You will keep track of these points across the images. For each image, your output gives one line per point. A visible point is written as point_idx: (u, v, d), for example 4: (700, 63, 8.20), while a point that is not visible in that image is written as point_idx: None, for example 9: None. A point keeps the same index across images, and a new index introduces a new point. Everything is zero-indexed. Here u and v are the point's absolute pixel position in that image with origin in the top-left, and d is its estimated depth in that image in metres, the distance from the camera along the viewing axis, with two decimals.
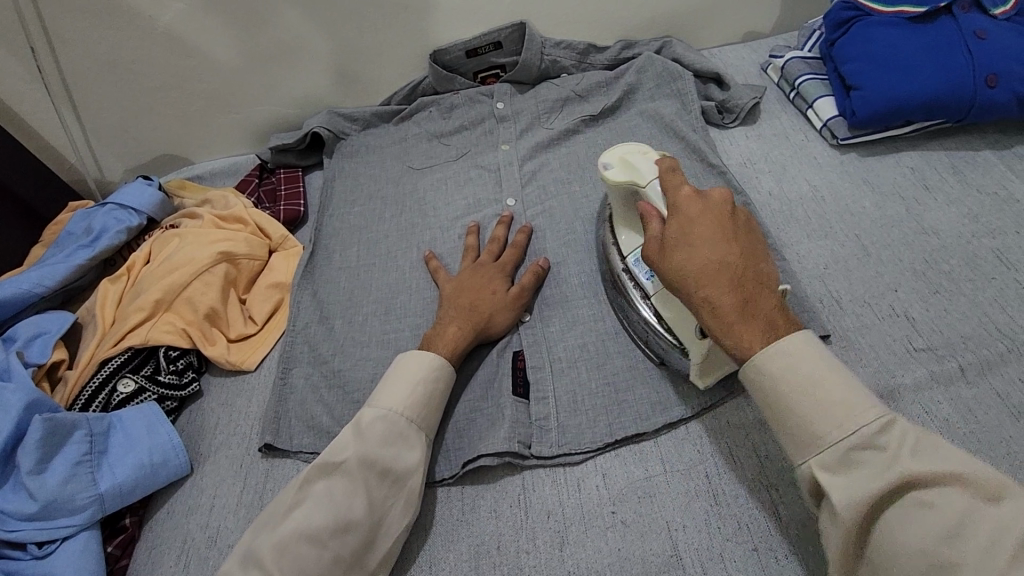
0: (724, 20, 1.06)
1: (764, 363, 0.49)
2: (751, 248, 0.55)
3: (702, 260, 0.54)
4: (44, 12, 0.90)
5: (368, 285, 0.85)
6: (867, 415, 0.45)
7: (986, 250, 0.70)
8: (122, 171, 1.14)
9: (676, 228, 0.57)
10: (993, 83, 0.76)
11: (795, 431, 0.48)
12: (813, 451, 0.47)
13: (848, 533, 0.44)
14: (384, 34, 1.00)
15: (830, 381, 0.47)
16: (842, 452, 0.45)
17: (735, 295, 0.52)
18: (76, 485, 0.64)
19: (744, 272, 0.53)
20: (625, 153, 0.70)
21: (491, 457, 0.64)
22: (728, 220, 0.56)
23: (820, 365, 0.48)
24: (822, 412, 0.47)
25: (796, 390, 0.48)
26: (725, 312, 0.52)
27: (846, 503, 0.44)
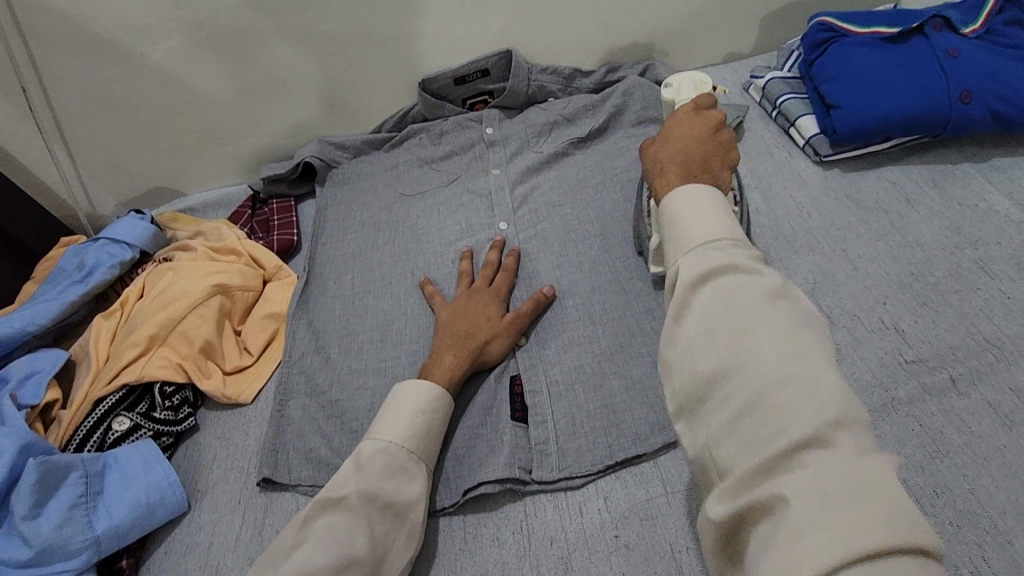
0: (705, 43, 1.09)
1: (672, 194, 0.51)
2: (713, 145, 0.58)
3: (671, 146, 0.58)
4: (35, 51, 0.92)
5: (364, 312, 0.85)
6: (733, 232, 0.46)
7: (969, 261, 0.72)
8: (114, 206, 1.14)
9: (665, 128, 0.62)
10: (967, 99, 0.78)
11: (674, 232, 0.49)
12: (685, 247, 0.47)
13: (686, 293, 0.44)
14: (373, 64, 1.01)
15: (716, 210, 0.48)
16: (704, 247, 0.46)
17: (679, 168, 0.55)
18: (72, 529, 0.63)
19: (698, 155, 0.56)
20: (686, 79, 0.79)
21: (492, 484, 0.64)
22: (711, 126, 0.60)
23: (716, 195, 0.49)
24: (706, 218, 0.48)
25: (687, 213, 0.49)
26: (667, 176, 0.55)
27: (691, 273, 0.45)
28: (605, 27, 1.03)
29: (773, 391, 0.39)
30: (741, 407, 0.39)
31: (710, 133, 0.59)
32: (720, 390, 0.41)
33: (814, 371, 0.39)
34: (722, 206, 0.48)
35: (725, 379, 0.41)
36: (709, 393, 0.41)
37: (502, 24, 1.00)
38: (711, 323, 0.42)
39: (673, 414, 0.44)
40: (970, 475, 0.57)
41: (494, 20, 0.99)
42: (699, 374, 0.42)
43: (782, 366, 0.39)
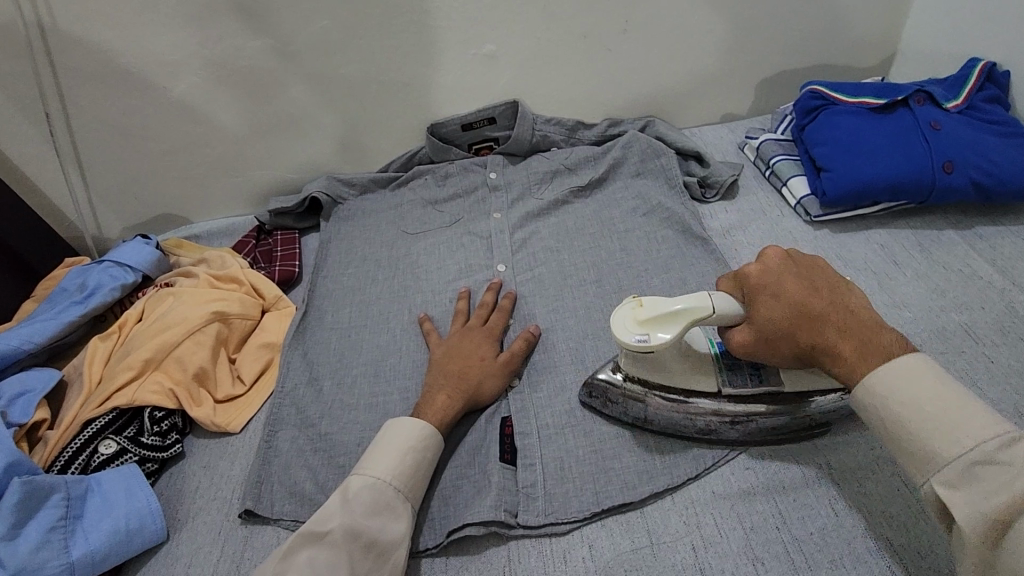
0: (703, 103, 1.14)
1: (900, 396, 0.52)
2: (829, 291, 0.59)
3: (807, 327, 0.58)
4: (62, 81, 0.96)
5: (360, 346, 0.86)
6: (989, 430, 0.48)
7: (955, 324, 0.73)
8: (120, 230, 1.16)
9: (767, 307, 0.60)
10: (949, 168, 0.82)
11: (923, 458, 0.50)
12: (937, 467, 0.49)
13: (978, 545, 0.47)
14: (386, 109, 1.06)
15: (949, 397, 0.51)
16: (966, 467, 0.48)
17: (853, 344, 0.56)
18: (49, 552, 0.61)
19: (837, 316, 0.57)
20: (638, 327, 0.63)
21: (476, 527, 0.63)
22: (798, 277, 0.61)
23: (937, 378, 0.52)
24: (945, 418, 0.50)
25: (925, 421, 0.51)
26: (849, 360, 0.56)
27: (969, 516, 0.47)
28: (609, 85, 1.08)
29: None
30: None
31: (811, 286, 0.60)
32: None
33: None
34: (960, 390, 0.51)
35: None
36: None
37: (511, 78, 1.05)
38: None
39: None
40: None
41: (502, 73, 1.04)
42: None
43: None
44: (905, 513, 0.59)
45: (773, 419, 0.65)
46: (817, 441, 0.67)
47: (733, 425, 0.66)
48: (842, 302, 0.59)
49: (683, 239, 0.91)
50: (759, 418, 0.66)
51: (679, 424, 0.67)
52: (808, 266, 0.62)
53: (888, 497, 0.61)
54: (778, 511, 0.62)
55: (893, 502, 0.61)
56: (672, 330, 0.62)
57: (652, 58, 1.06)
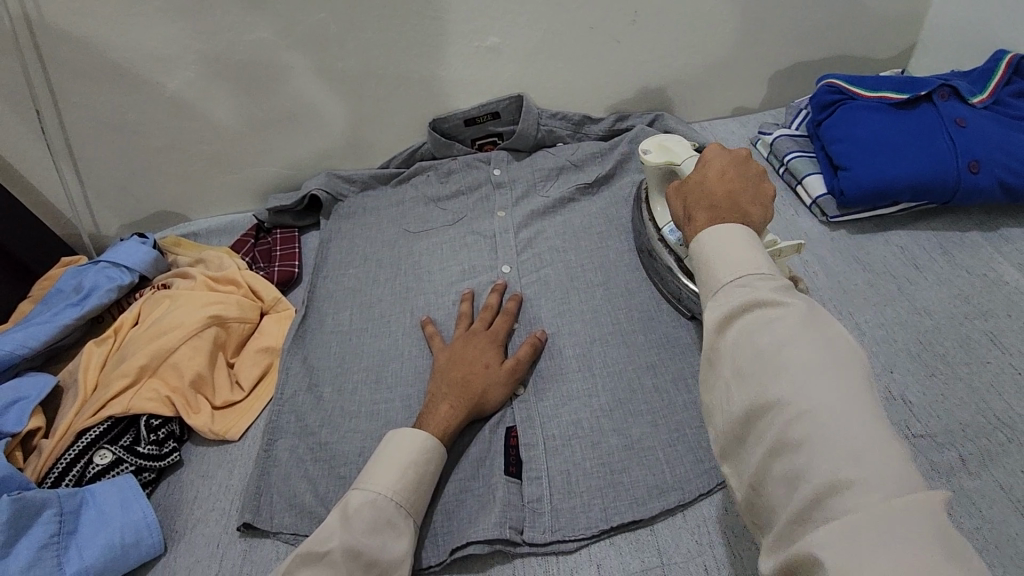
0: (714, 96, 1.11)
1: (708, 236, 0.51)
2: (739, 184, 0.57)
3: (692, 195, 0.59)
4: (53, 76, 0.93)
5: (361, 351, 0.83)
6: (764, 272, 0.48)
7: (979, 333, 0.71)
8: (118, 227, 1.14)
9: (688, 176, 0.61)
10: (976, 168, 0.78)
11: (704, 280, 0.51)
12: (712, 292, 0.49)
13: (711, 335, 0.47)
14: (386, 104, 1.02)
15: (748, 253, 0.49)
16: (732, 288, 0.48)
17: (707, 212, 0.56)
18: (41, 571, 0.60)
19: (719, 198, 0.56)
20: (661, 139, 0.77)
21: (481, 545, 0.61)
22: (732, 166, 0.59)
23: (749, 238, 0.50)
24: (736, 260, 0.49)
25: (724, 257, 0.49)
26: (696, 221, 0.56)
27: (716, 317, 0.47)
28: (617, 77, 1.05)
29: (852, 487, 0.37)
30: (808, 474, 0.39)
31: (730, 173, 0.58)
32: (774, 462, 0.42)
33: (824, 436, 0.40)
34: (764, 256, 0.49)
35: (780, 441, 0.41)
36: (747, 434, 0.44)
37: (516, 71, 1.01)
38: (745, 355, 0.45)
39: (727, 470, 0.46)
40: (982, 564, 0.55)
41: (507, 67, 1.00)
42: (736, 414, 0.44)
43: (820, 447, 0.39)
44: None
45: (667, 271, 0.78)
46: None
47: (648, 255, 0.82)
48: (742, 193, 0.57)
49: None
50: (659, 261, 0.79)
51: (640, 233, 0.84)
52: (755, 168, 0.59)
53: None
54: None
55: None
56: (660, 164, 0.76)
57: (662, 49, 1.02)
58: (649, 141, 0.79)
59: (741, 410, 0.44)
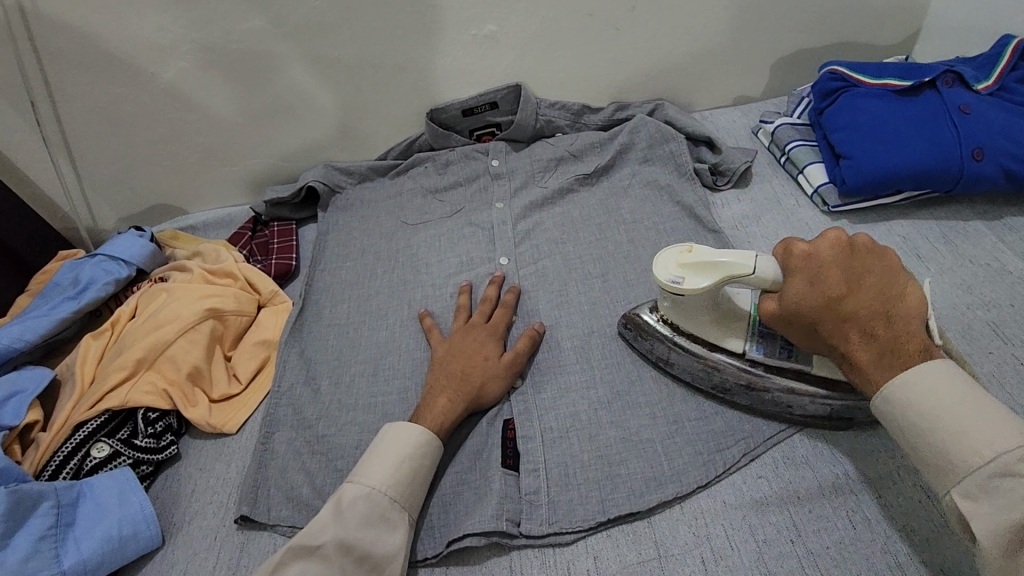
0: (714, 85, 1.09)
1: (912, 397, 0.52)
2: (875, 289, 0.57)
3: (838, 327, 0.57)
4: (48, 68, 0.92)
5: (358, 343, 0.83)
6: (1007, 439, 0.47)
7: (981, 323, 0.70)
8: (115, 221, 1.14)
9: (803, 293, 0.58)
10: (979, 156, 0.77)
11: (935, 464, 0.50)
12: (949, 474, 0.50)
13: (997, 556, 0.46)
14: (383, 94, 1.02)
15: (976, 409, 0.50)
16: (985, 478, 0.47)
17: (874, 348, 0.55)
18: (38, 562, 0.60)
19: (872, 319, 0.56)
20: (684, 268, 0.64)
21: (477, 537, 0.61)
22: (849, 263, 0.58)
23: (953, 381, 0.51)
24: (965, 437, 0.49)
25: (942, 423, 0.50)
26: (863, 361, 0.56)
27: (988, 528, 0.47)
28: (616, 66, 1.03)
29: None
30: None
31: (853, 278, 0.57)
32: None
33: None
34: (980, 399, 0.51)
35: None
36: None
37: (513, 59, 1.00)
38: None
39: None
40: None
41: (504, 56, 0.99)
42: None
43: None
44: (927, 527, 0.57)
45: (799, 397, 0.63)
46: (834, 449, 0.64)
47: (748, 389, 0.65)
48: (883, 300, 0.56)
49: (693, 230, 0.87)
50: (779, 391, 0.64)
51: (696, 372, 0.68)
52: (864, 255, 0.58)
53: (910, 509, 0.58)
54: (792, 522, 0.59)
55: (914, 514, 0.58)
56: (704, 281, 0.62)
57: (662, 37, 1.00)
58: (659, 267, 0.65)
59: None
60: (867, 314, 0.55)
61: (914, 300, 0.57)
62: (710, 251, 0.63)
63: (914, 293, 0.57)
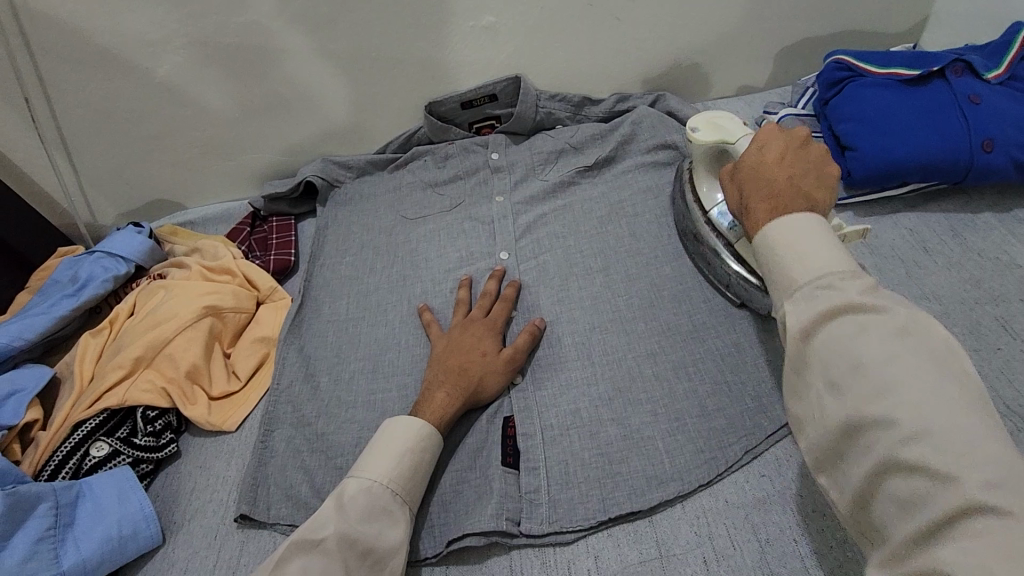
0: (718, 74, 1.07)
1: (772, 231, 0.48)
2: (802, 169, 0.53)
3: (749, 178, 0.55)
4: (41, 64, 0.91)
5: (357, 340, 0.82)
6: (837, 266, 0.44)
7: (990, 318, 0.69)
8: (114, 217, 1.13)
9: (743, 156, 0.57)
10: (989, 147, 0.76)
11: (778, 285, 0.47)
12: (785, 290, 0.46)
13: (795, 344, 0.44)
14: (381, 86, 1.00)
15: (823, 244, 0.46)
16: (809, 288, 0.44)
17: (767, 198, 0.51)
18: (38, 564, 0.60)
19: (779, 181, 0.52)
20: (710, 121, 0.73)
21: (477, 537, 0.61)
22: (792, 150, 0.54)
23: (813, 224, 0.47)
24: (802, 257, 0.45)
25: (788, 248, 0.46)
26: (753, 209, 0.52)
27: (800, 322, 0.43)
28: (617, 57, 1.02)
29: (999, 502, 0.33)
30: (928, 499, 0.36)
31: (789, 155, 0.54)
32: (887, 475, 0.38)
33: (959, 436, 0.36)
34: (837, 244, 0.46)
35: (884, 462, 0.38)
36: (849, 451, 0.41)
37: (512, 51, 0.98)
38: (830, 371, 0.42)
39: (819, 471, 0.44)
40: None
41: (504, 47, 0.97)
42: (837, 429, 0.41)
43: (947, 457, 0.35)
44: None
45: (714, 261, 0.75)
46: None
47: (694, 239, 0.79)
48: (801, 177, 0.52)
49: None
50: (707, 248, 0.76)
51: (682, 208, 0.81)
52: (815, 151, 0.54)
53: None
54: (794, 521, 0.58)
55: None
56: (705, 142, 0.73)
57: (664, 27, 0.98)
58: (698, 117, 0.74)
59: (841, 424, 0.41)
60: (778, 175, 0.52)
61: (823, 194, 0.51)
62: (731, 123, 0.72)
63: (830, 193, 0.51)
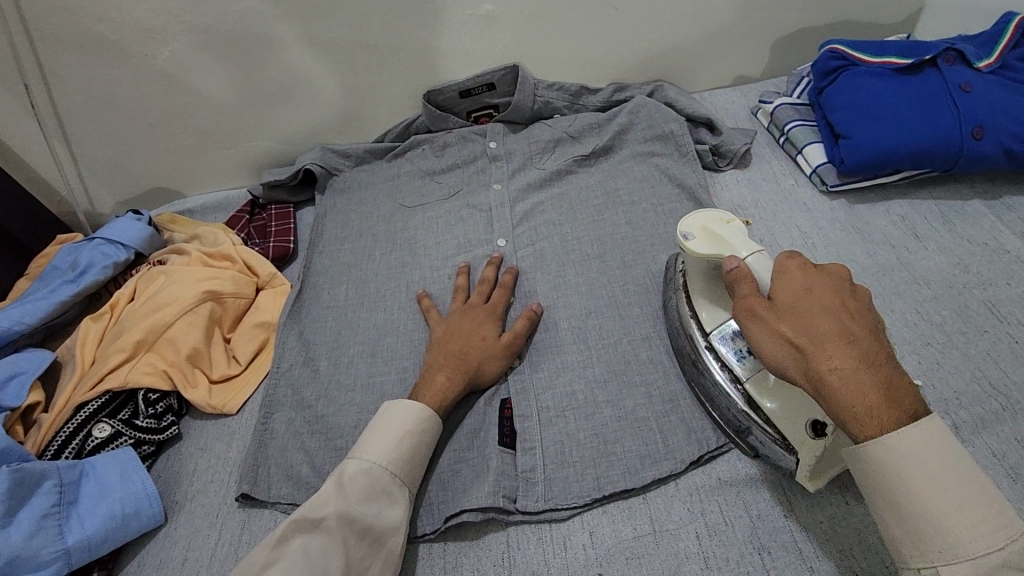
0: (714, 65, 1.08)
1: (903, 451, 0.45)
2: (873, 326, 0.51)
3: (821, 342, 0.49)
4: (40, 50, 0.91)
5: (356, 325, 0.83)
6: (997, 522, 0.42)
7: (978, 302, 0.70)
8: (113, 205, 1.14)
9: (797, 305, 0.52)
10: (979, 135, 0.77)
11: (918, 531, 0.44)
12: (939, 550, 0.43)
13: None
14: (379, 74, 1.00)
15: (958, 470, 0.44)
16: (980, 563, 0.42)
17: (875, 387, 0.47)
18: (43, 539, 0.61)
19: (870, 354, 0.48)
20: (706, 226, 0.63)
21: (474, 513, 0.62)
22: (845, 295, 0.51)
23: (945, 440, 0.45)
24: (954, 512, 0.43)
25: (932, 492, 0.44)
26: (861, 397, 0.47)
27: None
28: (615, 46, 1.02)
29: None
30: None
31: (848, 310, 0.51)
32: None
33: None
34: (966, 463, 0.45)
35: None
36: None
37: (510, 40, 0.99)
38: None
39: None
40: None
41: (501, 35, 0.98)
42: None
43: None
44: None
45: (722, 399, 0.63)
46: None
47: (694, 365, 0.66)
48: (878, 341, 0.50)
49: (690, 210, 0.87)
50: (712, 382, 0.64)
51: (676, 329, 0.70)
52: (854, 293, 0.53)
53: None
54: (785, 498, 0.60)
55: None
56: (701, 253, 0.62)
57: (661, 16, 0.99)
58: (692, 219, 0.65)
59: None
60: (870, 345, 0.49)
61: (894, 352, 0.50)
62: (732, 232, 0.61)
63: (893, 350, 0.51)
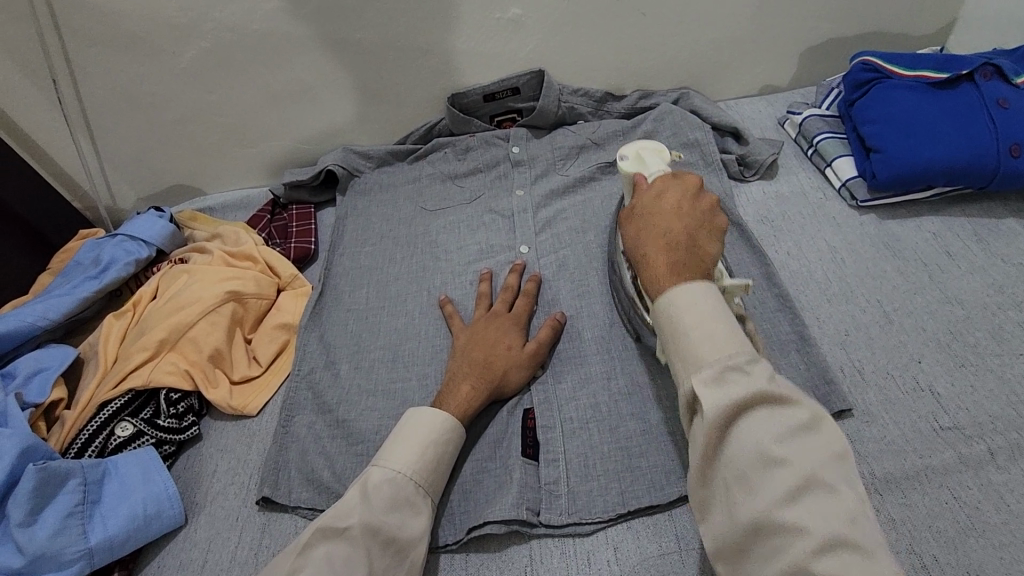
0: (742, 74, 1.07)
1: (673, 298, 0.51)
2: (696, 223, 0.57)
3: (648, 222, 0.59)
4: (70, 47, 0.92)
5: (378, 329, 0.83)
6: (737, 349, 0.47)
7: (1012, 324, 0.69)
8: (134, 201, 1.14)
9: (644, 201, 0.61)
10: (1016, 152, 0.76)
11: (683, 349, 0.49)
12: (693, 366, 0.48)
13: (710, 435, 0.45)
14: (403, 77, 1.00)
15: (721, 317, 0.49)
16: (719, 370, 0.47)
17: (667, 255, 0.55)
18: (66, 539, 0.61)
19: (677, 235, 0.56)
20: (644, 149, 0.67)
21: (498, 525, 0.61)
22: (687, 202, 0.59)
23: (714, 301, 0.50)
24: (699, 342, 0.48)
25: (689, 329, 0.49)
26: (655, 264, 0.55)
27: (713, 409, 0.45)
28: (641, 53, 1.01)
29: None
30: None
31: (684, 209, 0.59)
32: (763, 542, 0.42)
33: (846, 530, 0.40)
34: (730, 322, 0.49)
35: (769, 533, 0.42)
36: (749, 545, 0.43)
37: (537, 44, 0.98)
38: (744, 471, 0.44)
39: (713, 556, 0.46)
40: (1007, 558, 0.54)
41: (528, 40, 0.97)
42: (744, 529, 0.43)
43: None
44: (953, 529, 0.56)
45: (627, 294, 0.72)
46: (861, 449, 0.62)
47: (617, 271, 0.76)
48: (695, 233, 0.57)
49: None
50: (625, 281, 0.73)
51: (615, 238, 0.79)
52: (699, 205, 0.59)
53: (934, 511, 0.57)
54: None
55: (938, 515, 0.57)
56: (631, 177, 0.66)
57: (688, 24, 0.98)
58: (633, 144, 0.68)
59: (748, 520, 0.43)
60: (677, 230, 0.56)
61: (711, 247, 0.56)
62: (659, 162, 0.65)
63: (715, 250, 0.56)
